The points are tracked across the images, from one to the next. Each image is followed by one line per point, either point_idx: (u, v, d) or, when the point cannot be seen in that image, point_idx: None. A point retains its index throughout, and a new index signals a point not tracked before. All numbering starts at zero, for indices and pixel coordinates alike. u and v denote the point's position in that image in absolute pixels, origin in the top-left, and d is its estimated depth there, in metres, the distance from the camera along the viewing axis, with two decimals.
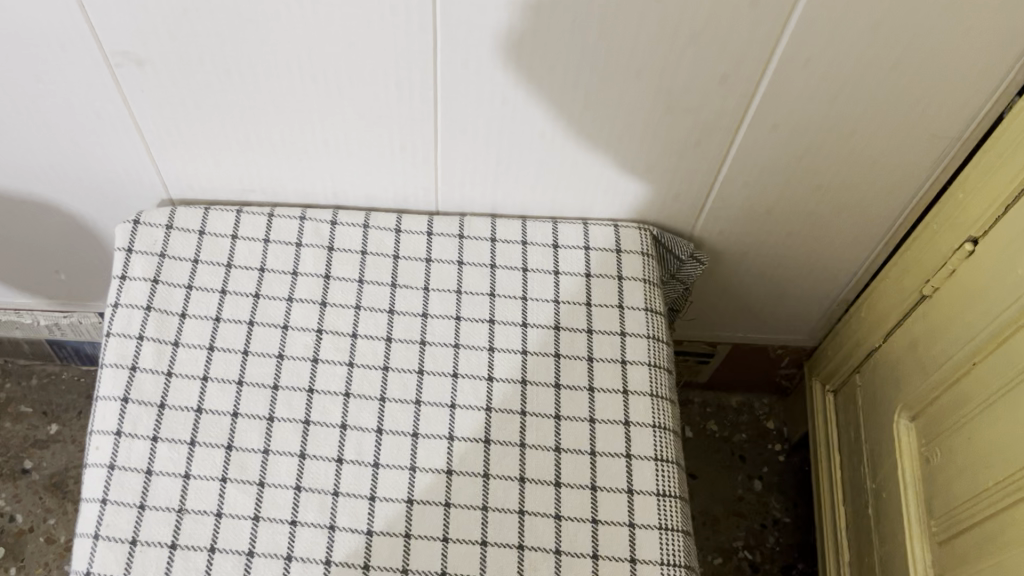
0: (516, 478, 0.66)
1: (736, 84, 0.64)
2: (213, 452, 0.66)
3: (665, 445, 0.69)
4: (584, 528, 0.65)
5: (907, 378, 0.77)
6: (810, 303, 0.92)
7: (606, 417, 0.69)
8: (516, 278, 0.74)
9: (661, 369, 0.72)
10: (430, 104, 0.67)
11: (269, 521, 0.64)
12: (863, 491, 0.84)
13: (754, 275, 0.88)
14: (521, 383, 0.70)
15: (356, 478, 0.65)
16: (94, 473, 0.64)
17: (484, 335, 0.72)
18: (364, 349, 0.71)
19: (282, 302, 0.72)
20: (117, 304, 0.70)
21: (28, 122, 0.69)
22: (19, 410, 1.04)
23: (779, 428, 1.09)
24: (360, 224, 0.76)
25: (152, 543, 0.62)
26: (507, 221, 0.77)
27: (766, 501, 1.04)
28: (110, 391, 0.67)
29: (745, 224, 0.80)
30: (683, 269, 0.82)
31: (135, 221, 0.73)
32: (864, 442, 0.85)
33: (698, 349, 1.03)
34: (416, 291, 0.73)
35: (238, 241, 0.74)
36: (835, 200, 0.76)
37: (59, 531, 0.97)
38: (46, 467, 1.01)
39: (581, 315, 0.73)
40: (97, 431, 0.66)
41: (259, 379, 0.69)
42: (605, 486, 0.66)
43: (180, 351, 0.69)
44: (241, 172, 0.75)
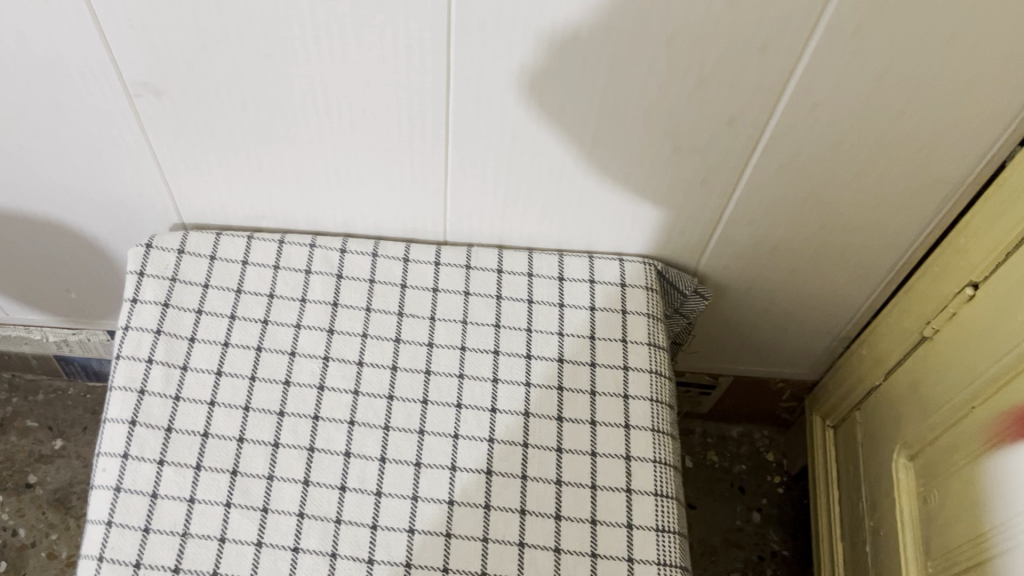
0: (517, 510, 0.67)
1: (743, 126, 0.65)
2: (218, 477, 0.66)
3: (666, 481, 0.69)
4: (583, 561, 0.65)
5: (907, 417, 0.78)
6: (811, 339, 0.93)
7: (607, 451, 0.70)
8: (521, 309, 0.75)
9: (663, 404, 0.73)
10: (442, 140, 0.68)
11: (272, 546, 0.64)
12: (861, 529, 0.85)
13: (756, 311, 0.89)
14: (524, 415, 0.70)
15: (359, 506, 0.66)
16: (100, 495, 0.65)
17: (489, 366, 0.73)
18: (370, 377, 0.71)
19: (291, 329, 0.73)
20: (127, 327, 0.71)
21: (46, 147, 0.70)
22: (25, 424, 1.05)
23: (779, 460, 1.10)
24: (369, 252, 0.77)
25: (155, 566, 0.63)
26: (513, 253, 0.79)
27: (764, 533, 1.04)
28: (119, 414, 0.68)
29: (749, 261, 0.81)
30: (686, 303, 0.82)
31: (147, 246, 0.74)
32: (862, 480, 0.85)
33: (701, 380, 1.04)
34: (422, 321, 0.74)
35: (248, 267, 0.75)
36: (838, 238, 0.77)
37: (61, 546, 0.98)
38: (50, 482, 1.01)
39: (585, 348, 0.74)
40: (105, 453, 0.66)
41: (265, 406, 0.69)
42: (605, 520, 0.67)
43: (188, 375, 0.70)
44: (253, 199, 0.76)
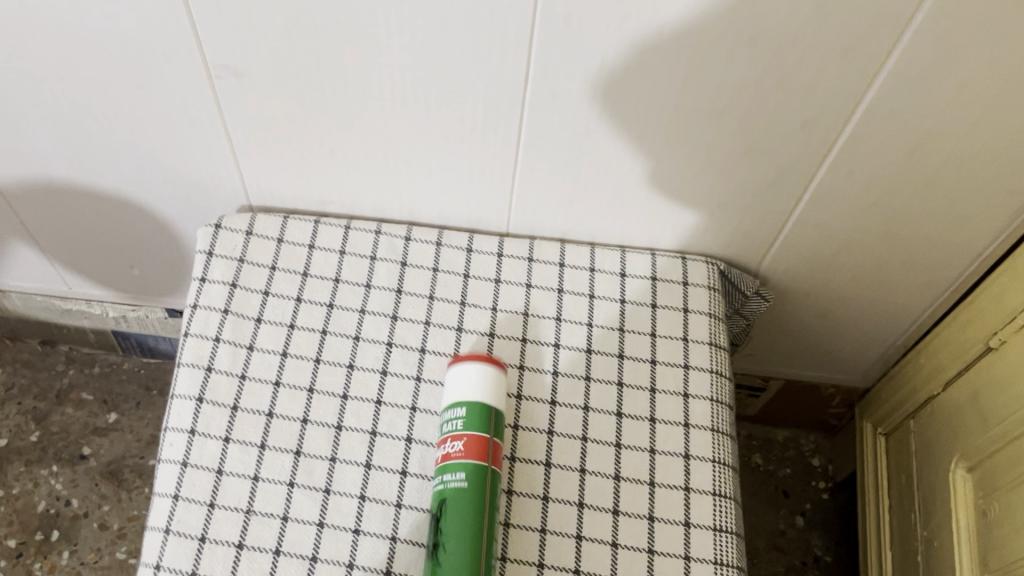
0: (575, 503, 0.67)
1: (818, 131, 0.65)
2: (282, 457, 0.67)
3: (723, 480, 0.69)
4: (640, 558, 0.65)
5: (968, 428, 0.76)
6: (867, 346, 0.92)
7: (666, 449, 0.70)
8: (582, 303, 0.76)
9: (723, 404, 0.72)
10: (514, 131, 0.68)
11: (333, 527, 0.65)
12: (913, 539, 0.84)
13: (814, 317, 0.88)
14: (583, 409, 0.71)
15: (419, 492, 0.67)
16: (167, 469, 0.66)
17: (549, 359, 0.73)
18: (432, 364, 0.72)
19: (355, 314, 0.74)
20: (195, 305, 0.72)
21: (125, 126, 0.71)
22: (80, 397, 1.07)
23: (825, 466, 1.09)
24: (433, 241, 0.78)
25: (220, 541, 0.64)
26: (576, 247, 0.79)
27: (808, 538, 1.03)
28: (186, 390, 0.69)
29: (812, 265, 0.81)
30: (748, 305, 0.82)
31: (216, 227, 0.76)
32: (916, 489, 0.84)
33: (752, 383, 1.04)
34: (484, 312, 0.75)
35: (314, 251, 0.76)
36: (904, 246, 0.76)
37: (112, 517, 1.00)
38: (104, 454, 1.03)
39: (646, 345, 0.74)
40: (172, 428, 0.68)
41: (329, 388, 0.70)
42: (662, 518, 0.67)
43: (254, 355, 0.71)
44: (322, 183, 0.77)
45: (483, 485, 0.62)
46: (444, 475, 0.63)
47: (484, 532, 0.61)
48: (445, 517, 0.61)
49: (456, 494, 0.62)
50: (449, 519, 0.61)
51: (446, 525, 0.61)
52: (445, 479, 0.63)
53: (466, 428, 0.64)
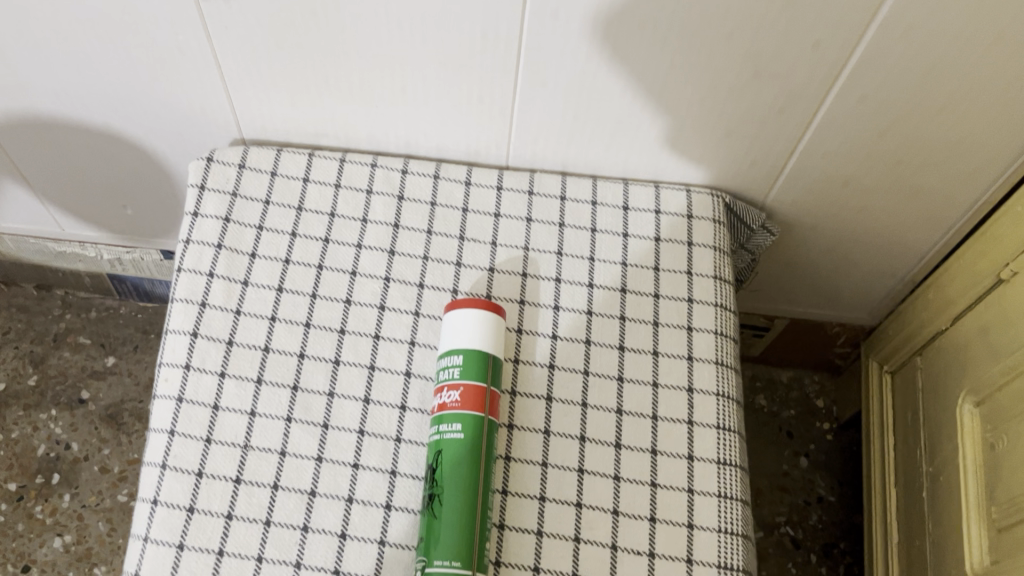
0: (576, 437, 0.66)
1: (829, 51, 0.62)
2: (279, 392, 0.66)
3: (727, 414, 0.68)
4: (642, 491, 0.64)
5: (976, 362, 0.75)
6: (875, 282, 0.90)
7: (669, 382, 0.68)
8: (583, 237, 0.74)
9: (728, 338, 0.71)
10: (513, 57, 0.66)
11: (332, 462, 0.64)
12: (918, 475, 0.83)
13: (820, 251, 0.86)
14: (585, 343, 0.69)
15: (419, 427, 0.66)
16: (162, 404, 0.65)
17: (550, 294, 0.71)
18: (431, 299, 0.71)
19: (352, 248, 0.72)
20: (188, 241, 0.71)
21: (111, 54, 0.69)
22: (78, 340, 1.06)
23: (829, 407, 1.08)
24: (430, 174, 0.76)
25: (217, 476, 0.63)
26: (577, 180, 0.77)
27: (812, 478, 1.03)
28: (180, 325, 0.68)
29: (820, 197, 0.79)
30: (753, 239, 0.80)
31: (208, 160, 0.74)
32: (921, 425, 0.83)
33: (756, 323, 1.02)
34: (483, 246, 0.73)
35: (309, 185, 0.74)
36: (915, 175, 0.74)
37: (113, 461, 0.99)
38: (103, 398, 1.03)
39: (649, 279, 0.72)
40: (166, 364, 0.66)
41: (326, 323, 0.69)
42: (665, 451, 0.66)
43: (249, 290, 0.70)
44: (316, 114, 0.75)
45: (480, 438, 0.62)
46: (439, 425, 0.62)
47: (481, 481, 0.61)
48: (442, 470, 0.61)
49: (452, 447, 0.61)
50: (445, 472, 0.60)
51: (443, 476, 0.60)
52: (440, 431, 0.62)
53: (462, 377, 0.63)
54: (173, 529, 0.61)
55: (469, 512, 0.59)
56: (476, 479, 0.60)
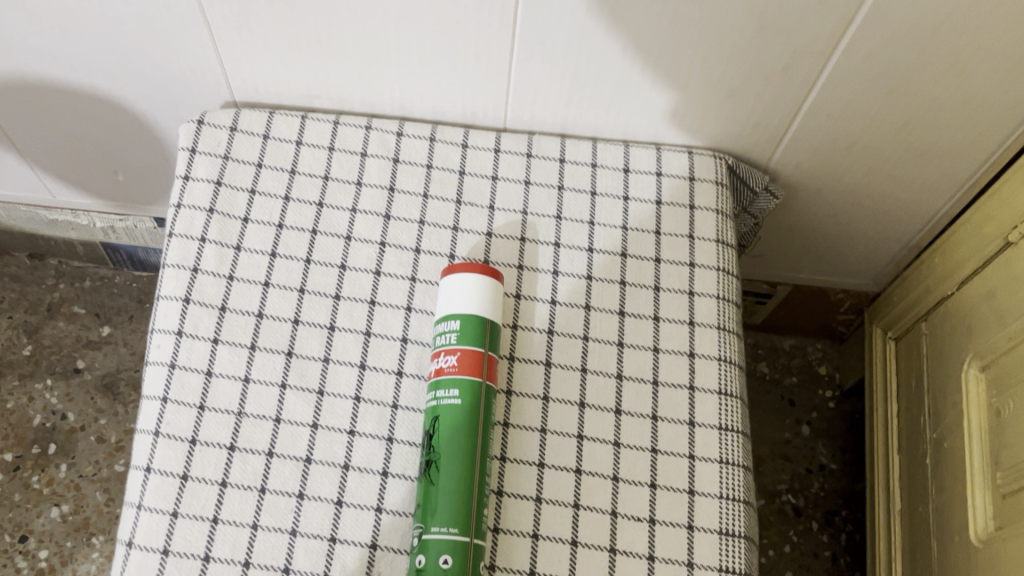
0: (576, 403, 0.65)
1: (836, 6, 0.60)
2: (274, 358, 0.65)
3: (730, 379, 0.67)
4: (643, 457, 0.63)
5: (982, 327, 0.74)
6: (880, 247, 0.89)
7: (671, 347, 0.67)
8: (583, 200, 0.72)
9: (730, 302, 0.70)
10: (510, 14, 0.64)
11: (328, 429, 0.63)
12: (922, 442, 0.82)
13: (824, 216, 0.85)
14: (584, 308, 0.68)
15: (416, 393, 0.65)
16: (155, 371, 0.64)
17: (549, 258, 0.70)
18: (427, 265, 0.69)
19: (346, 213, 0.71)
20: (179, 205, 0.69)
21: (97, 13, 0.67)
22: (72, 310, 1.04)
23: (831, 374, 1.07)
24: (426, 136, 0.74)
25: (210, 444, 0.62)
26: (577, 142, 0.75)
27: (814, 446, 1.02)
28: (172, 291, 0.66)
29: (825, 159, 0.77)
30: (756, 203, 0.79)
31: (198, 123, 0.73)
32: (925, 391, 0.82)
33: (758, 290, 1.01)
34: (481, 210, 0.71)
35: (302, 147, 0.73)
36: (922, 136, 0.73)
37: (110, 431, 0.99)
38: (98, 367, 1.02)
39: (650, 243, 0.71)
40: (158, 330, 0.65)
41: (320, 289, 0.68)
42: (666, 417, 0.65)
43: (242, 255, 0.68)
44: (308, 75, 0.73)
45: (477, 404, 0.61)
46: (437, 391, 0.61)
47: (479, 448, 0.60)
48: (439, 437, 0.60)
49: (450, 412, 0.60)
50: (442, 438, 0.59)
51: (440, 442, 0.59)
52: (437, 397, 0.61)
53: (459, 342, 0.62)
54: (167, 497, 0.60)
55: (466, 478, 0.58)
56: (474, 446, 0.59)
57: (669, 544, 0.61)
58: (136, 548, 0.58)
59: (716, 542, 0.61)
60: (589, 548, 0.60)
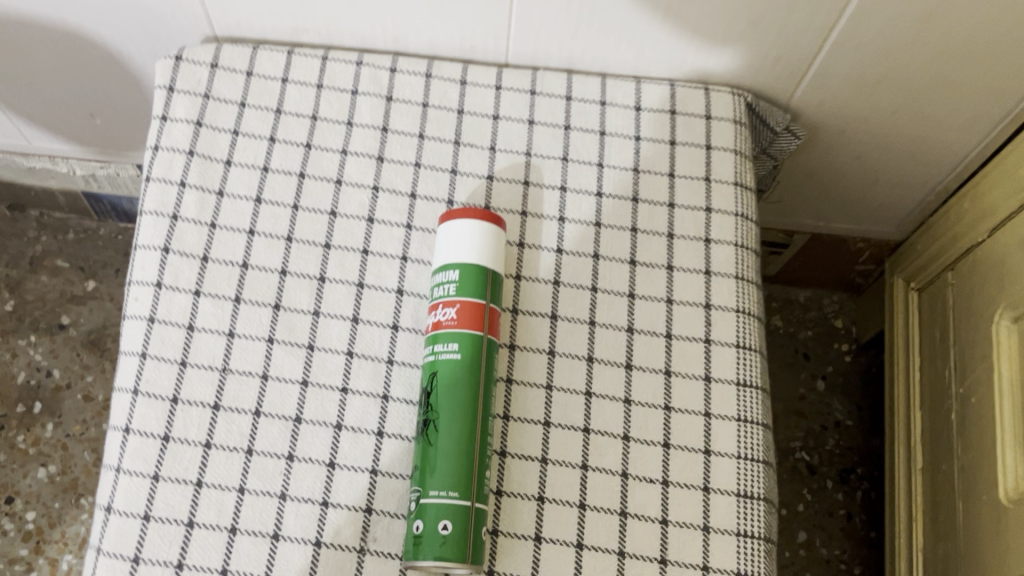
0: (584, 358, 0.60)
1: None
2: (260, 311, 0.61)
3: (748, 332, 0.62)
4: (655, 415, 0.59)
5: (1016, 276, 0.69)
6: (904, 193, 0.84)
7: (685, 298, 0.63)
8: (591, 141, 0.67)
9: (749, 250, 0.65)
10: None
11: (319, 387, 0.59)
12: (947, 397, 0.78)
13: (846, 159, 0.80)
14: (593, 258, 0.63)
15: (412, 348, 0.61)
16: (133, 326, 0.60)
17: (554, 204, 0.65)
18: (424, 211, 0.65)
19: (336, 155, 0.66)
20: (157, 147, 0.64)
21: None
22: (55, 264, 1.00)
23: (848, 328, 1.03)
24: (422, 72, 0.69)
25: (193, 403, 0.58)
26: (584, 79, 0.70)
27: (829, 402, 0.98)
28: (150, 240, 0.62)
29: (850, 97, 0.72)
30: (776, 143, 0.73)
31: (176, 59, 0.67)
32: (951, 344, 0.78)
33: (773, 239, 0.96)
34: (481, 152, 0.67)
35: (289, 85, 0.68)
36: (957, 70, 0.67)
37: (97, 389, 0.95)
38: (84, 323, 0.98)
39: (663, 187, 0.66)
40: (136, 282, 0.61)
41: (310, 237, 0.63)
42: (680, 372, 0.60)
43: (225, 201, 0.63)
44: (294, 6, 0.67)
45: (479, 360, 0.56)
46: (434, 345, 0.57)
47: (480, 405, 0.55)
48: (437, 394, 0.55)
49: (449, 368, 0.56)
50: (441, 395, 0.55)
51: (439, 400, 0.55)
52: (436, 352, 0.57)
53: (459, 294, 0.58)
54: (147, 459, 0.56)
55: (467, 437, 0.54)
56: (475, 402, 0.55)
57: (683, 507, 0.57)
58: (114, 514, 0.55)
59: (734, 504, 0.57)
60: (598, 511, 0.56)
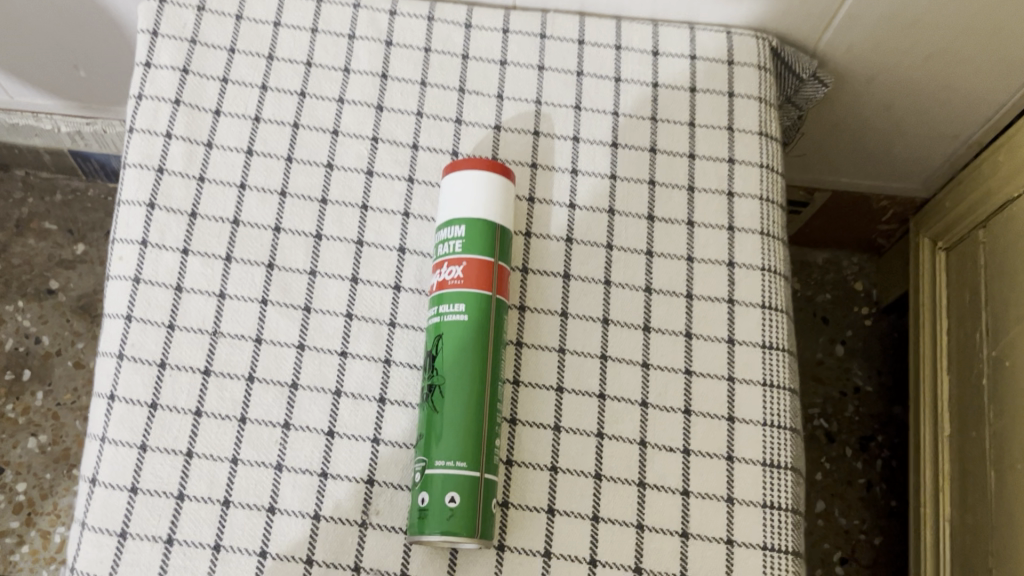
0: (599, 320, 0.57)
1: None
2: (252, 271, 0.57)
3: (774, 291, 0.59)
4: (675, 381, 0.55)
5: None
6: (934, 146, 0.79)
7: (707, 256, 0.59)
8: (605, 88, 0.63)
9: (774, 204, 0.61)
10: None
11: (316, 351, 0.55)
12: (977, 361, 0.74)
13: (874, 110, 0.75)
14: (608, 213, 0.59)
15: (416, 309, 0.57)
16: (117, 286, 0.56)
17: (566, 155, 0.61)
18: (426, 163, 0.60)
19: (333, 104, 0.61)
20: (140, 95, 0.60)
21: None
22: (43, 226, 0.96)
23: (868, 290, 0.99)
24: (424, 15, 0.65)
25: (182, 368, 0.54)
26: (598, 22, 0.65)
27: (848, 367, 0.95)
28: (135, 194, 0.58)
29: (881, 42, 0.67)
30: (801, 92, 0.69)
31: (160, 1, 0.63)
32: (983, 306, 0.74)
33: (793, 197, 0.92)
34: (487, 100, 0.62)
35: (281, 29, 0.63)
36: (999, 12, 0.63)
37: (88, 356, 0.91)
38: (74, 288, 0.94)
39: (683, 137, 0.62)
40: (120, 240, 0.57)
41: (305, 191, 0.59)
42: (702, 334, 0.57)
43: (214, 153, 0.59)
44: None
45: (487, 321, 0.52)
46: (440, 306, 0.53)
47: (489, 370, 0.52)
48: (443, 358, 0.52)
49: (455, 330, 0.52)
50: (446, 359, 0.52)
51: (445, 364, 0.51)
52: (441, 313, 0.53)
53: (466, 252, 0.53)
54: (134, 428, 0.52)
55: (475, 404, 0.51)
56: (483, 367, 0.52)
57: (706, 478, 0.53)
58: (100, 486, 0.51)
59: (759, 474, 0.54)
60: (615, 482, 0.53)
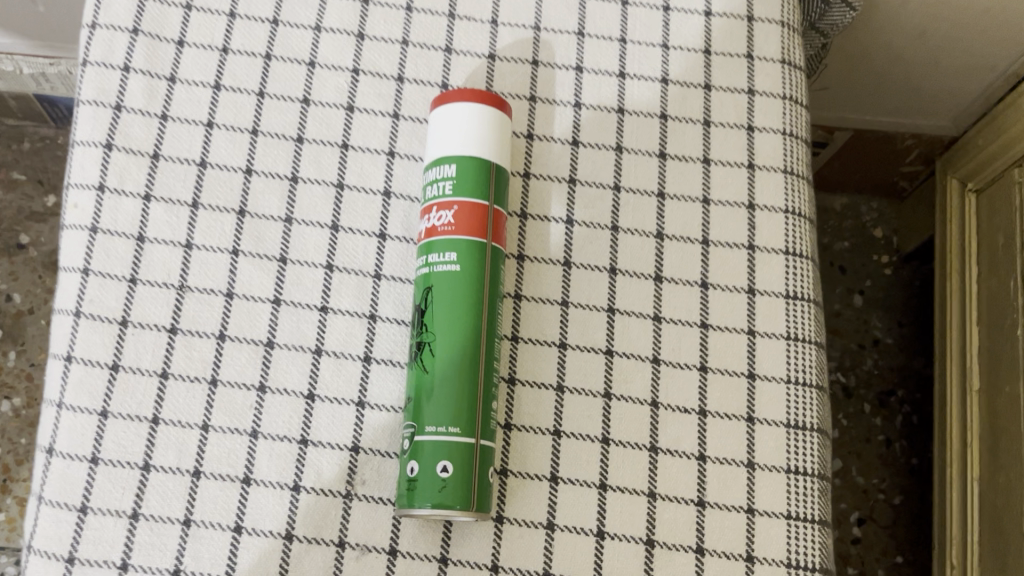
0: (605, 269, 0.51)
1: None
2: (221, 218, 0.51)
3: (798, 236, 0.53)
4: (689, 335, 0.50)
5: None
6: (966, 79, 0.73)
7: (724, 198, 0.53)
8: (611, 13, 0.57)
9: (798, 140, 0.56)
10: None
11: (293, 306, 0.50)
12: (1010, 311, 0.69)
13: (905, 38, 0.69)
14: (615, 151, 0.54)
15: (403, 259, 0.52)
16: (72, 237, 0.50)
17: (568, 86, 0.55)
18: (413, 97, 0.55)
19: (309, 33, 0.55)
20: (94, 24, 0.54)
21: None
22: (10, 177, 0.90)
23: (888, 237, 0.93)
24: None
25: (146, 326, 0.49)
26: None
27: (867, 319, 0.90)
28: (90, 134, 0.52)
29: None
30: (827, 17, 0.62)
31: None
32: (1017, 251, 0.69)
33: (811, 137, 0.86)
34: (480, 26, 0.56)
35: None
36: None
37: None
38: (45, 243, 0.88)
39: (698, 66, 0.56)
40: (74, 185, 0.51)
41: (279, 130, 0.53)
42: (719, 284, 0.51)
43: (177, 89, 0.53)
44: None
45: (481, 271, 0.47)
46: (429, 256, 0.48)
47: (483, 325, 0.46)
48: (433, 313, 0.46)
49: (446, 282, 0.47)
50: (436, 313, 0.46)
51: (435, 320, 0.46)
52: (430, 263, 0.47)
53: (456, 194, 0.48)
54: (93, 393, 0.47)
55: (469, 363, 0.45)
56: (477, 322, 0.46)
57: (724, 441, 0.49)
58: (56, 457, 0.46)
59: (783, 437, 0.49)
60: (625, 448, 0.48)
